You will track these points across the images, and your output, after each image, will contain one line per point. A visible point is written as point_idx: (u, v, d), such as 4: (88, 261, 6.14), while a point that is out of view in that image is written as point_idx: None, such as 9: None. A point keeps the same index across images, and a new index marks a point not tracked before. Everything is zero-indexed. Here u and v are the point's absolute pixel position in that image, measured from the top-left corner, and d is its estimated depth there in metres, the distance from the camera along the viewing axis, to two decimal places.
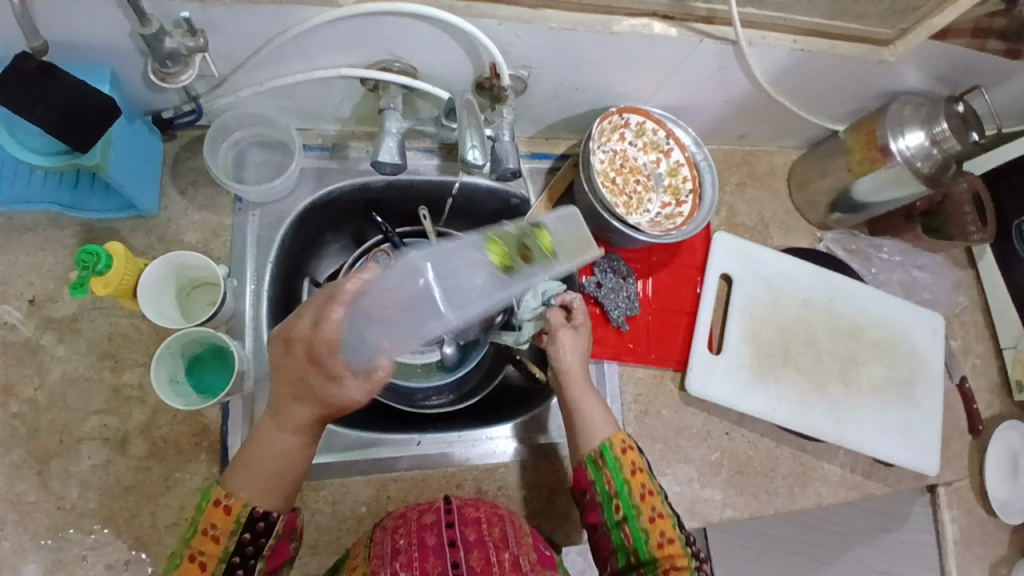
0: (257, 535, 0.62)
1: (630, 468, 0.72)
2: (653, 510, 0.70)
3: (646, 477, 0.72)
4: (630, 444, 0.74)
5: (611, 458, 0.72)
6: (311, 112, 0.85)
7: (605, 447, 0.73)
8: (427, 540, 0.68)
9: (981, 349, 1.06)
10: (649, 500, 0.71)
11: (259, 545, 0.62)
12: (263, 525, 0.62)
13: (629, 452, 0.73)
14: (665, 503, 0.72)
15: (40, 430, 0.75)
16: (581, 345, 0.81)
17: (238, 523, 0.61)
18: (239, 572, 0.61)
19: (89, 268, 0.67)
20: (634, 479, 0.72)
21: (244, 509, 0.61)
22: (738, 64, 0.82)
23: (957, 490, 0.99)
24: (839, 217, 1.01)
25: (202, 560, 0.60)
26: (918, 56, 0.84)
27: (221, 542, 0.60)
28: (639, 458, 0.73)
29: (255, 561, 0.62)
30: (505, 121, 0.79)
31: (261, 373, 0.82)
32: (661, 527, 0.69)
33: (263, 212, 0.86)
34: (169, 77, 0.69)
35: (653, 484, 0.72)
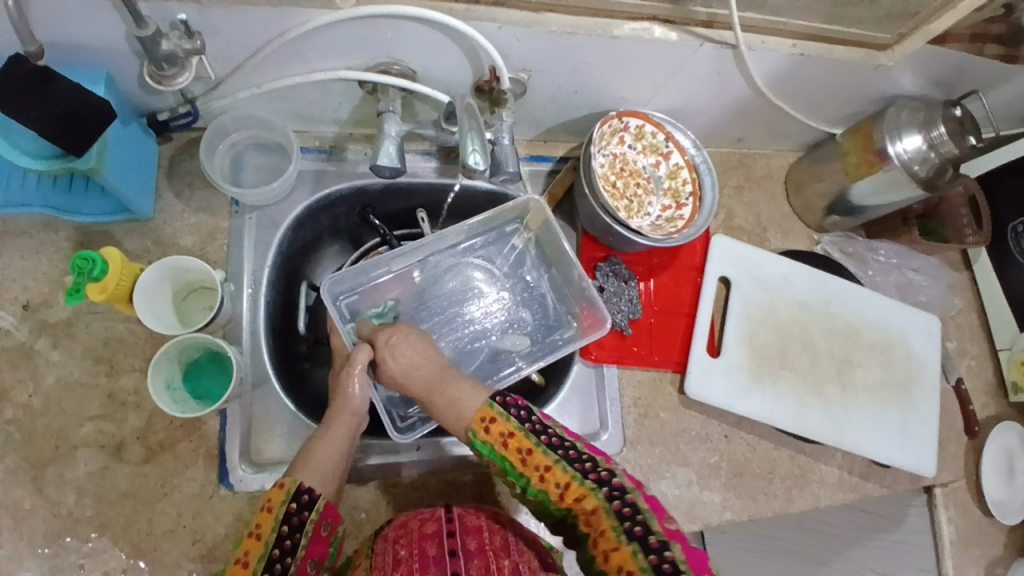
0: (302, 507, 0.62)
1: (499, 442, 0.62)
2: (540, 470, 0.62)
3: (518, 439, 0.62)
4: (492, 413, 0.63)
5: (479, 444, 0.63)
6: (308, 114, 0.84)
7: (471, 437, 0.63)
8: (428, 549, 0.67)
9: (976, 350, 1.07)
10: (532, 459, 0.62)
11: (303, 518, 0.62)
12: (308, 497, 0.63)
13: (494, 423, 0.63)
14: (551, 450, 0.62)
15: (35, 435, 0.74)
16: (417, 345, 0.71)
17: (287, 494, 0.62)
18: (286, 543, 0.61)
19: (85, 274, 0.66)
20: (510, 451, 0.62)
21: (292, 482, 0.63)
22: (737, 68, 0.82)
23: (952, 491, 1.00)
24: (836, 220, 1.02)
25: (257, 532, 0.61)
26: (916, 60, 0.84)
27: (272, 511, 0.62)
28: (507, 423, 0.63)
29: (300, 535, 0.62)
30: (505, 124, 0.79)
31: (260, 375, 0.82)
32: (553, 478, 0.62)
33: (260, 216, 0.86)
34: (166, 79, 0.68)
35: (531, 440, 0.62)
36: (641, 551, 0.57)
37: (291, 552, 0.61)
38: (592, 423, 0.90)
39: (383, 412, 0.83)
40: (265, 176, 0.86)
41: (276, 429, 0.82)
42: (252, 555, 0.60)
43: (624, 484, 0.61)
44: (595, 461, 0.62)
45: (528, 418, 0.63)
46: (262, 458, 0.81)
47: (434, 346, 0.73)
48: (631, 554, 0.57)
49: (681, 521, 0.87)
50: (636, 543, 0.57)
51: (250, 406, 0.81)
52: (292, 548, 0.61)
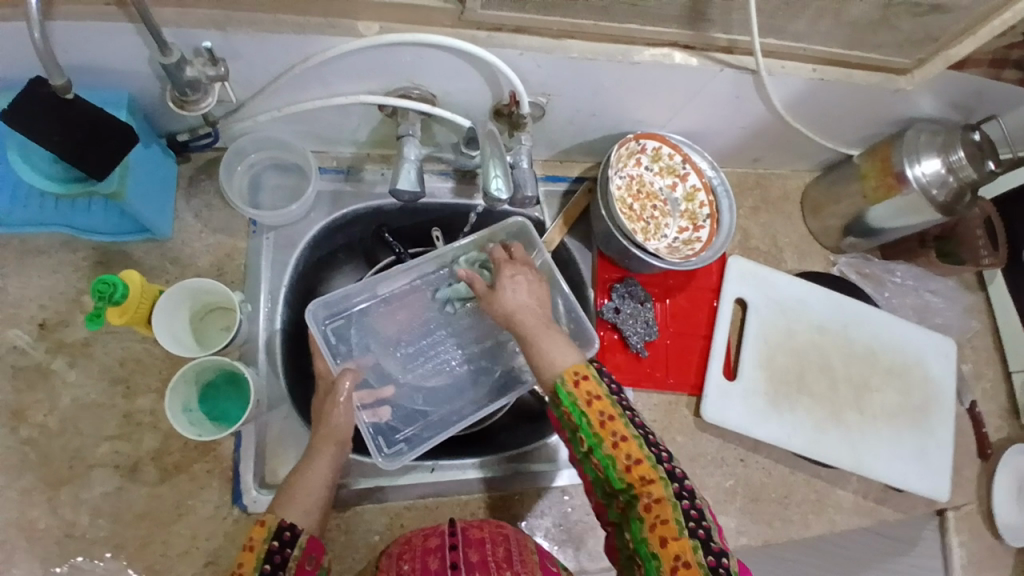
0: (284, 543, 0.61)
1: (585, 400, 0.61)
2: (616, 439, 0.60)
3: (606, 404, 0.61)
4: (587, 371, 0.62)
5: (564, 394, 0.61)
6: (328, 135, 0.85)
7: (558, 386, 0.62)
8: (431, 564, 0.66)
9: (992, 373, 1.06)
10: (612, 427, 0.60)
11: (286, 555, 0.61)
12: (289, 534, 0.62)
13: (586, 380, 0.61)
14: (634, 427, 0.61)
15: (52, 455, 0.74)
16: (535, 291, 0.69)
17: (269, 531, 0.61)
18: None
19: (106, 299, 0.66)
20: (592, 411, 0.61)
21: (273, 518, 0.63)
22: (756, 92, 0.82)
23: (968, 517, 1.00)
24: (853, 241, 1.01)
25: (240, 571, 0.59)
26: (935, 84, 0.84)
27: (254, 550, 0.60)
28: (597, 385, 0.62)
29: (283, 571, 0.60)
30: (523, 147, 0.79)
31: (276, 397, 0.82)
32: (626, 450, 0.60)
33: (277, 235, 0.86)
34: (189, 104, 0.68)
35: (617, 410, 0.61)
36: (700, 549, 0.56)
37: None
38: None
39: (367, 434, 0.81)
40: (283, 196, 0.86)
41: (290, 449, 0.81)
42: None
43: (694, 489, 0.60)
44: (670, 454, 0.61)
45: (619, 392, 0.63)
46: (275, 479, 0.80)
47: (518, 316, 0.66)
48: (691, 547, 0.56)
49: None
50: (697, 543, 0.56)
51: (265, 427, 0.81)
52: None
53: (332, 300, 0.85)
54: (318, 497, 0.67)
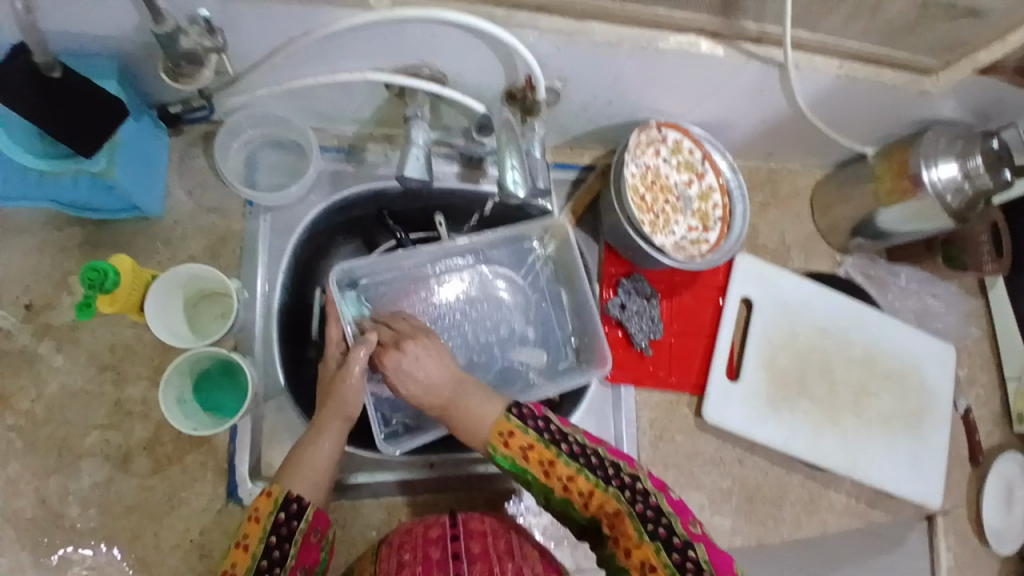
0: (290, 516, 0.62)
1: (521, 454, 0.64)
2: (563, 480, 0.64)
3: (540, 450, 0.64)
4: (510, 427, 0.65)
5: (500, 456, 0.65)
6: (329, 114, 0.80)
7: (493, 450, 0.65)
8: (433, 553, 0.65)
9: (985, 379, 1.07)
10: (554, 470, 0.64)
11: (292, 528, 0.61)
12: (296, 506, 0.62)
13: (512, 436, 0.64)
14: (572, 459, 0.64)
15: (38, 443, 0.71)
16: (433, 354, 0.70)
17: (275, 504, 0.62)
18: (274, 553, 0.60)
19: (96, 287, 0.62)
20: (531, 462, 0.64)
21: (280, 491, 0.62)
22: (780, 85, 0.79)
23: (953, 519, 1.01)
24: (861, 242, 1.00)
25: (246, 543, 0.60)
26: (959, 88, 0.82)
27: (260, 521, 0.61)
28: (525, 434, 0.64)
29: (290, 545, 0.61)
30: (536, 137, 0.72)
31: (272, 389, 0.79)
32: (575, 486, 0.64)
33: (273, 218, 0.82)
34: (183, 77, 0.62)
35: (553, 450, 0.64)
36: (664, 549, 0.61)
37: (279, 562, 0.60)
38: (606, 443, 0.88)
39: (372, 413, 0.81)
40: (280, 174, 0.82)
41: (286, 441, 0.79)
42: (240, 567, 0.59)
43: (646, 489, 0.64)
44: (617, 467, 0.65)
45: (546, 427, 0.65)
46: (270, 471, 0.78)
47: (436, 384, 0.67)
48: (654, 551, 0.61)
49: None
50: (660, 543, 0.61)
51: (259, 419, 0.78)
52: (281, 559, 0.60)
53: (356, 264, 0.82)
54: (321, 483, 0.65)
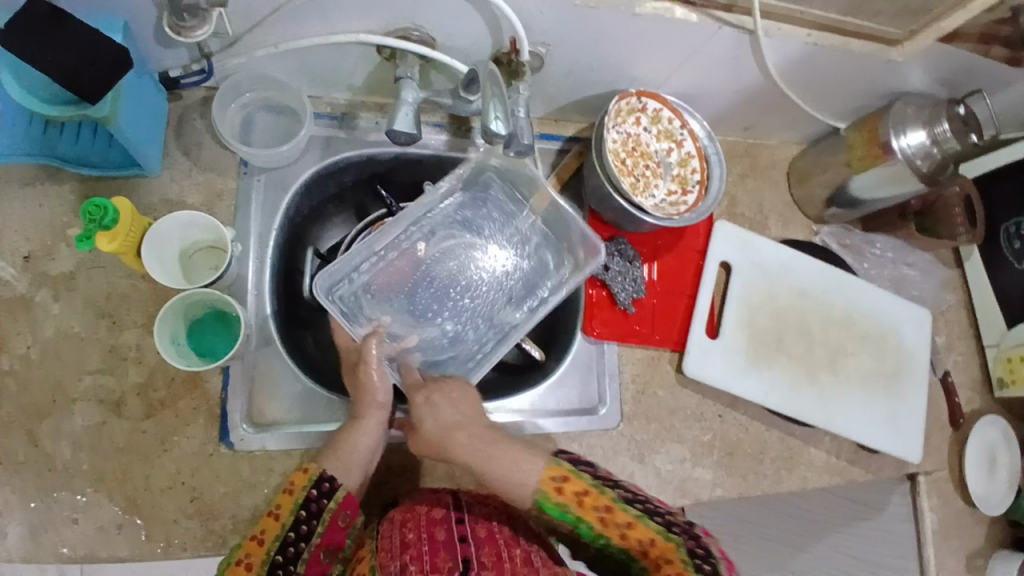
0: (322, 494, 0.68)
1: (575, 499, 0.66)
2: (620, 527, 0.66)
3: (595, 495, 0.66)
4: (563, 473, 0.66)
5: (552, 503, 0.66)
6: (323, 78, 0.84)
7: (543, 499, 0.66)
8: (437, 535, 0.69)
9: (963, 346, 1.09)
10: (613, 517, 0.66)
11: (322, 506, 0.67)
12: (329, 486, 0.68)
13: (567, 482, 0.66)
14: (629, 505, 0.66)
15: (31, 387, 0.73)
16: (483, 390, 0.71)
17: (309, 480, 0.68)
18: (303, 527, 0.67)
19: (96, 221, 0.66)
20: (586, 508, 0.66)
21: (315, 470, 0.68)
22: (753, 53, 0.83)
23: (935, 481, 1.03)
24: (836, 212, 1.03)
25: (276, 514, 0.67)
26: (925, 56, 0.86)
27: (293, 494, 0.67)
28: (580, 479, 0.66)
29: (316, 522, 0.67)
30: (521, 97, 0.77)
31: (264, 337, 0.81)
32: (634, 534, 0.65)
33: (269, 177, 0.85)
34: (184, 30, 0.67)
35: (608, 496, 0.66)
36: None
37: (305, 537, 0.67)
38: (590, 399, 0.91)
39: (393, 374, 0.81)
40: (274, 137, 0.86)
41: (276, 390, 0.81)
42: (269, 534, 0.66)
43: (699, 531, 0.66)
44: (670, 513, 0.67)
45: (598, 474, 0.68)
46: (263, 418, 0.80)
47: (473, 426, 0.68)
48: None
49: (672, 497, 0.89)
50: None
51: (253, 366, 0.80)
52: (307, 534, 0.67)
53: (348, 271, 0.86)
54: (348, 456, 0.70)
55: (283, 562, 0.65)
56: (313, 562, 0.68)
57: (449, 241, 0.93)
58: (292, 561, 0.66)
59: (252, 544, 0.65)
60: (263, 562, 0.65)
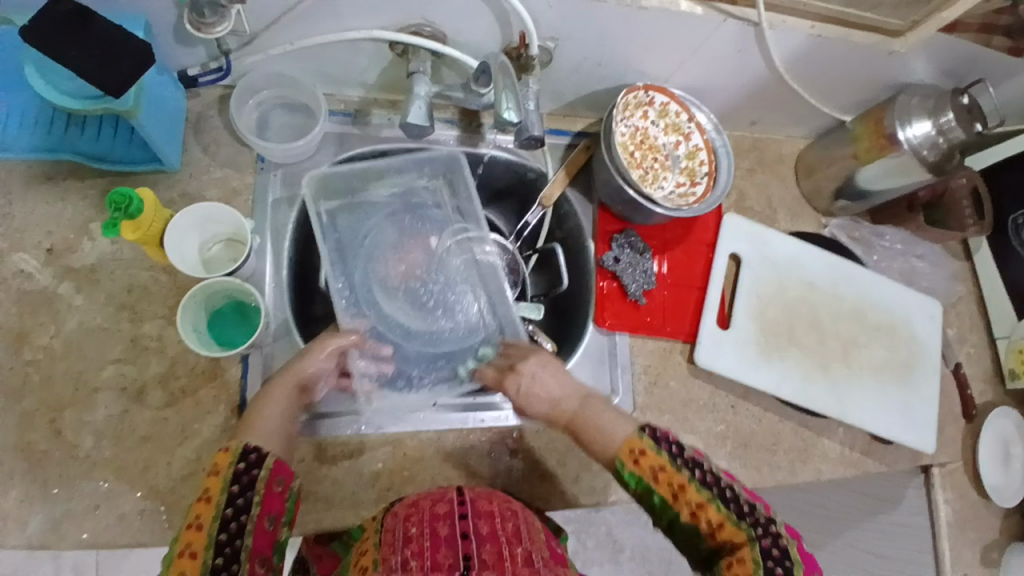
0: (250, 465, 0.62)
1: (650, 474, 0.64)
2: (690, 506, 0.62)
3: (670, 474, 0.63)
4: (643, 445, 0.65)
5: (628, 472, 0.65)
6: (336, 76, 0.86)
7: (620, 464, 0.66)
8: (439, 530, 0.68)
9: (975, 338, 1.09)
10: (685, 496, 0.62)
11: (253, 476, 0.61)
12: (256, 456, 0.63)
13: (644, 455, 0.65)
14: (706, 488, 0.62)
15: (53, 377, 0.75)
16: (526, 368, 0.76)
17: (234, 456, 0.62)
18: (239, 501, 0.60)
19: (121, 210, 0.67)
20: (661, 483, 0.64)
21: (237, 444, 0.62)
22: (758, 46, 0.84)
23: (950, 473, 1.02)
24: (844, 204, 1.04)
25: (207, 496, 0.59)
26: (928, 47, 0.87)
27: (219, 473, 0.61)
28: (657, 455, 0.64)
29: (252, 494, 0.60)
30: (531, 90, 0.79)
31: (282, 330, 0.82)
32: (705, 516, 0.62)
33: (284, 173, 0.87)
34: (205, 27, 0.69)
35: (684, 475, 0.63)
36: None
37: (244, 509, 0.60)
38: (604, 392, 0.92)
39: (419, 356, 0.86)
40: (290, 135, 0.87)
41: None
42: (204, 518, 0.58)
43: (780, 533, 0.61)
44: (753, 506, 0.62)
45: (681, 454, 0.64)
46: None
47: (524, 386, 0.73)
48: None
49: None
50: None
51: (270, 358, 0.81)
52: (245, 506, 0.60)
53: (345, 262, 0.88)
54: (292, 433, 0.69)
55: (227, 540, 0.58)
56: (259, 536, 0.60)
57: (456, 236, 0.95)
58: (237, 537, 0.58)
59: (190, 532, 0.58)
60: (206, 545, 0.57)
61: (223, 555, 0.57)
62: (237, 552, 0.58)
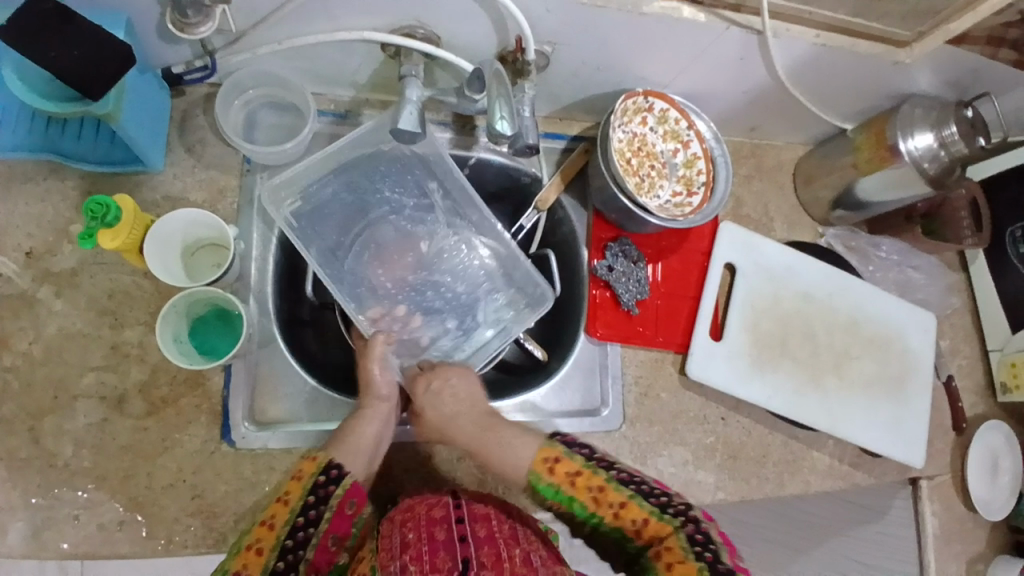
0: (329, 480, 0.66)
1: (567, 481, 0.68)
2: (613, 505, 0.67)
3: (587, 477, 0.68)
4: (556, 454, 0.69)
5: (545, 484, 0.69)
6: (327, 74, 0.84)
7: (537, 477, 0.69)
8: (437, 534, 0.65)
9: (968, 350, 1.08)
10: (606, 497, 0.67)
11: (329, 491, 0.66)
12: (336, 473, 0.67)
13: (559, 463, 0.69)
14: (623, 486, 0.67)
15: (33, 384, 0.73)
16: None
17: (317, 467, 0.67)
18: (310, 512, 0.64)
19: (98, 219, 0.66)
20: (579, 488, 0.68)
21: (324, 457, 0.68)
22: (760, 54, 0.82)
23: (937, 485, 1.02)
24: (842, 214, 1.02)
25: (285, 499, 0.65)
26: (933, 59, 0.85)
27: (301, 480, 0.66)
28: (572, 460, 0.69)
29: (324, 508, 0.65)
30: (526, 96, 0.77)
31: (266, 336, 0.81)
32: (627, 513, 0.66)
33: (272, 175, 0.84)
34: (188, 28, 0.67)
35: (602, 476, 0.68)
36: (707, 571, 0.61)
37: (314, 522, 0.64)
38: (594, 402, 0.91)
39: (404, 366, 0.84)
40: (279, 136, 0.85)
41: (280, 389, 0.80)
42: (278, 519, 0.64)
43: (699, 516, 0.66)
44: (667, 496, 0.68)
45: (593, 455, 0.69)
46: (265, 417, 0.79)
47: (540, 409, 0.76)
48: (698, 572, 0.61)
49: None
50: (705, 565, 0.62)
51: (254, 367, 0.80)
52: (315, 519, 0.64)
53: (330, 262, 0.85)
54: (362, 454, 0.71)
55: (292, 546, 0.62)
56: (320, 552, 0.64)
57: (447, 237, 0.92)
58: (301, 546, 0.63)
59: (262, 529, 0.63)
60: (274, 546, 0.62)
61: (284, 561, 0.62)
62: (298, 561, 0.62)
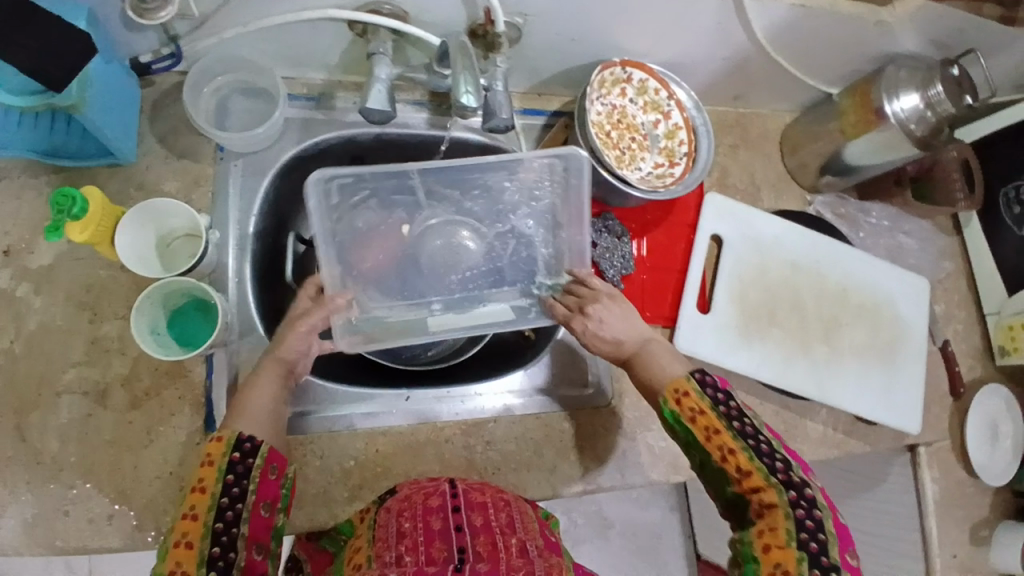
0: (246, 454, 0.61)
1: (688, 416, 0.65)
2: (722, 450, 0.63)
3: (709, 418, 0.64)
4: (688, 387, 0.66)
5: (669, 410, 0.67)
6: (298, 58, 0.83)
7: (664, 401, 0.67)
8: (433, 523, 0.63)
9: (964, 315, 1.07)
10: (718, 440, 0.63)
11: (249, 464, 0.61)
12: (250, 445, 0.62)
13: (686, 397, 0.66)
14: (743, 439, 0.63)
15: (17, 381, 0.73)
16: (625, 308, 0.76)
17: (228, 445, 0.61)
18: (234, 489, 0.59)
19: (64, 212, 0.65)
20: (697, 425, 0.64)
21: (230, 434, 0.62)
22: (737, 17, 0.81)
23: (937, 451, 1.01)
24: (830, 180, 1.00)
25: (202, 486, 0.59)
26: (917, 16, 0.83)
27: (214, 463, 0.60)
28: (700, 399, 0.65)
29: (248, 482, 0.60)
30: (499, 71, 0.75)
31: (248, 325, 0.81)
32: (735, 463, 0.62)
33: (245, 162, 0.84)
34: (147, 12, 0.65)
35: (723, 422, 0.64)
36: (807, 561, 0.56)
37: (240, 498, 0.59)
38: (581, 379, 0.91)
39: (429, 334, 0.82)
40: (251, 121, 0.84)
41: None
42: (200, 507, 0.58)
43: (815, 498, 0.60)
44: (788, 465, 0.61)
45: (725, 401, 0.65)
46: None
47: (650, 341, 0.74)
48: (796, 559, 0.56)
49: (667, 473, 0.89)
50: (807, 557, 0.56)
51: (237, 355, 0.79)
52: (242, 495, 0.59)
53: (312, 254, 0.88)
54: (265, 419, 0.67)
55: (225, 528, 0.57)
56: (256, 523, 0.60)
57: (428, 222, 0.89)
58: (234, 525, 0.58)
59: (186, 522, 0.57)
60: (204, 534, 0.57)
61: (220, 544, 0.57)
62: (235, 539, 0.58)
